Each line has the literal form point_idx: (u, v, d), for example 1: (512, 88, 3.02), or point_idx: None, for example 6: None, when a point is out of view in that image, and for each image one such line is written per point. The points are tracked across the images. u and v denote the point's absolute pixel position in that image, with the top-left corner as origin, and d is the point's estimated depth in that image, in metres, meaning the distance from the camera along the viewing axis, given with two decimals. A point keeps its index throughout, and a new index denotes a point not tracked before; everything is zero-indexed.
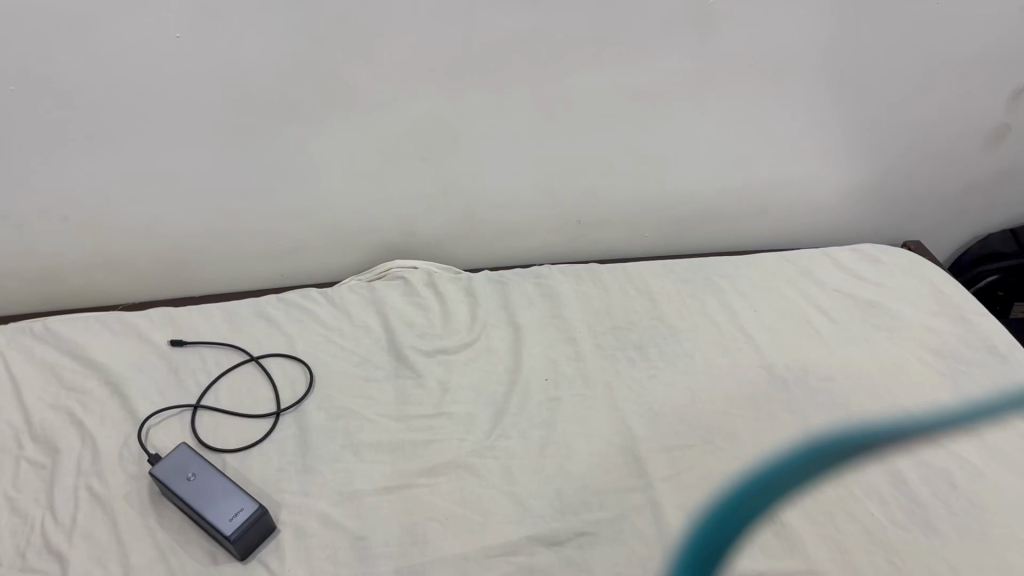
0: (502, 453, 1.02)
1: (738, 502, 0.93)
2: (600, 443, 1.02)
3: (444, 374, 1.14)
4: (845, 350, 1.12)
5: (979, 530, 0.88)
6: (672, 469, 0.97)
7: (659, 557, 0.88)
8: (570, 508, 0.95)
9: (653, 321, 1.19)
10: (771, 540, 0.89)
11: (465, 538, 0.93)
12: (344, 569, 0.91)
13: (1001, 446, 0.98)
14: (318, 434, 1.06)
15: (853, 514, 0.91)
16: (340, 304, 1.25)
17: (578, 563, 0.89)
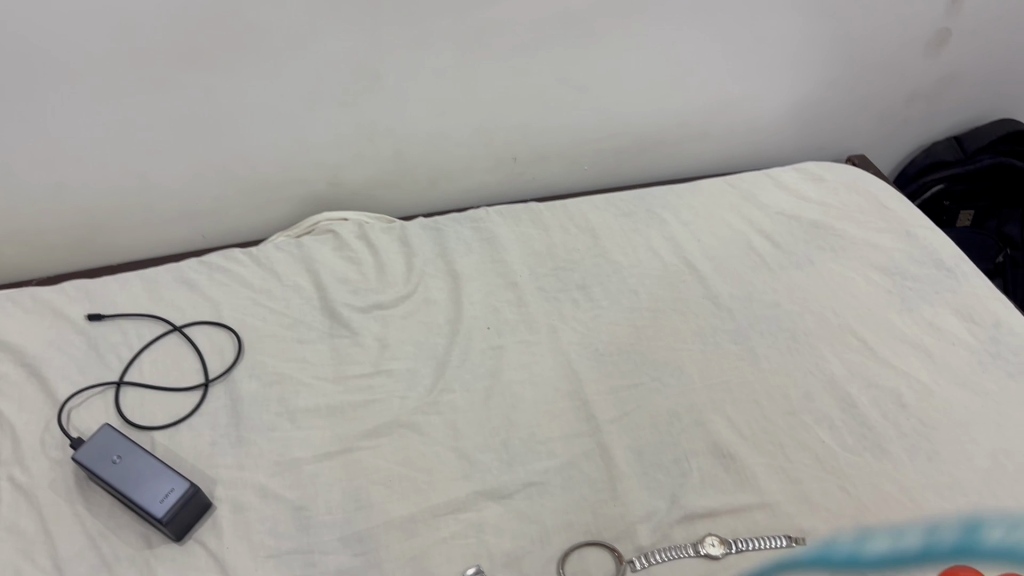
0: (445, 409, 0.98)
1: (687, 439, 0.91)
2: (546, 390, 0.98)
3: (381, 330, 1.08)
4: (791, 275, 1.09)
5: (929, 448, 0.87)
6: (621, 411, 0.94)
7: (611, 501, 0.86)
8: (517, 459, 0.91)
9: (595, 259, 1.14)
10: (721, 476, 0.87)
11: (411, 499, 0.89)
12: (286, 541, 0.87)
13: (949, 361, 0.96)
14: (250, 403, 1.00)
15: (803, 443, 0.89)
16: (267, 264, 1.18)
17: (528, 514, 0.86)
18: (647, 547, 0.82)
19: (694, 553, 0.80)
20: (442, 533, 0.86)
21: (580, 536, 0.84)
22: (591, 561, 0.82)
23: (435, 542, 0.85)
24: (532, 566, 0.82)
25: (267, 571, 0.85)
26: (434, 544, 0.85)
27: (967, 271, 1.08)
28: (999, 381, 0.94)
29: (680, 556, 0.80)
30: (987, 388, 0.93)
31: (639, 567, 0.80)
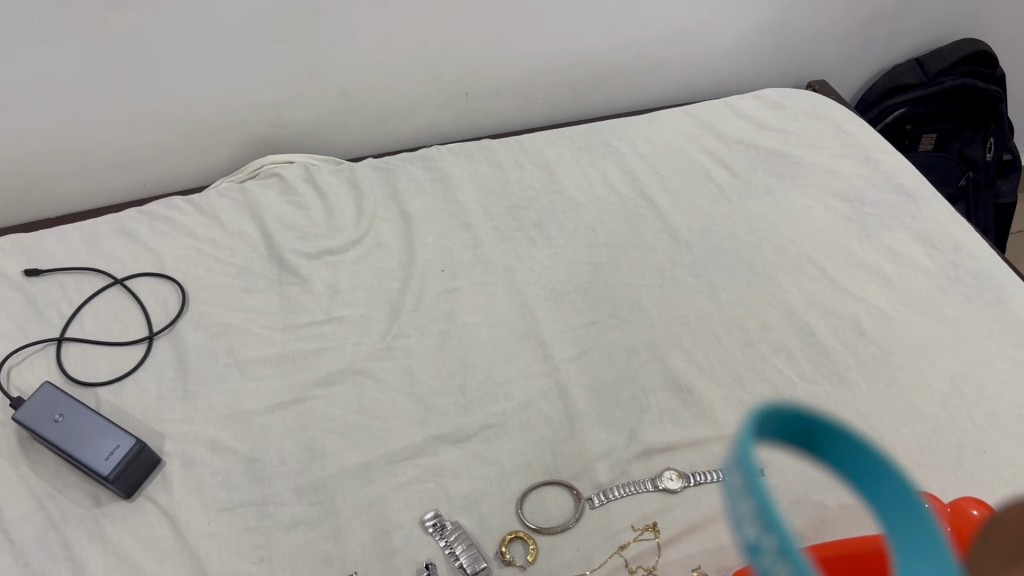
0: (399, 353, 0.95)
1: (645, 375, 0.89)
2: (502, 331, 0.96)
3: (331, 276, 1.05)
4: (751, 206, 1.07)
5: (887, 375, 0.86)
6: (578, 349, 0.93)
7: (569, 440, 0.85)
8: (474, 402, 0.89)
9: (551, 196, 1.11)
10: (679, 410, 0.86)
11: (366, 446, 0.87)
12: (238, 494, 0.85)
13: (908, 286, 0.95)
14: (197, 355, 0.97)
15: (762, 374, 0.88)
16: (211, 212, 1.13)
17: (486, 457, 0.85)
18: (606, 484, 0.81)
19: (653, 487, 0.80)
20: (399, 479, 0.84)
21: (539, 476, 0.83)
22: (549, 500, 0.81)
23: (391, 488, 0.84)
24: (490, 509, 0.81)
25: (221, 524, 0.83)
26: (390, 490, 0.83)
27: (926, 194, 1.07)
28: (959, 305, 0.92)
29: (638, 491, 0.80)
30: (945, 312, 0.92)
31: (598, 504, 0.80)
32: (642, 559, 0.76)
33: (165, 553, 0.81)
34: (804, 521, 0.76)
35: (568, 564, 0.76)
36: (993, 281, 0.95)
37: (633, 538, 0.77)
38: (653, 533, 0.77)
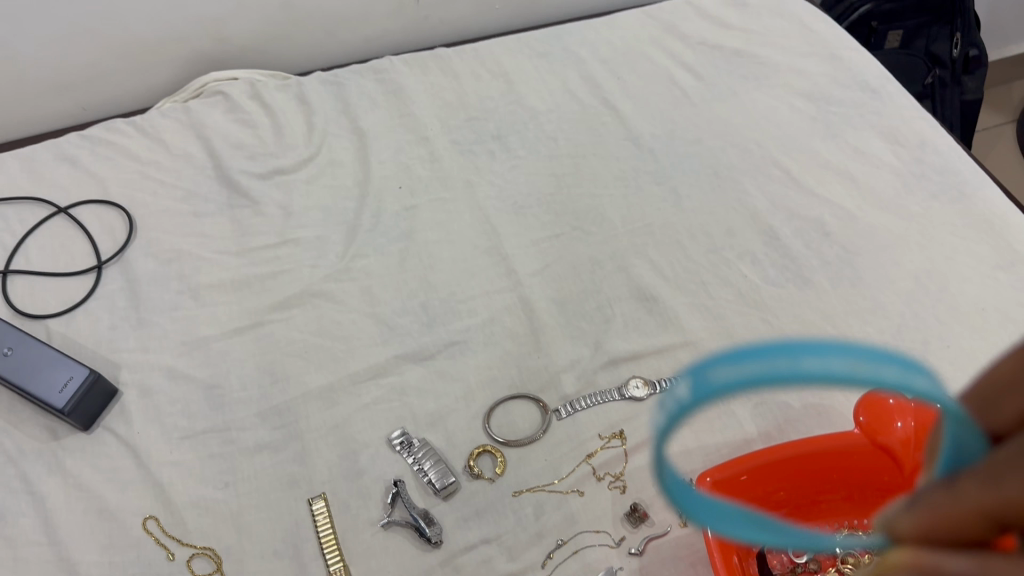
0: (358, 274, 0.92)
1: (610, 286, 0.88)
2: (464, 247, 0.93)
3: (284, 197, 1.01)
4: (714, 109, 1.04)
5: (851, 275, 0.86)
6: (541, 263, 0.91)
7: (534, 354, 0.84)
8: (437, 319, 0.88)
9: (509, 105, 1.07)
10: (644, 319, 0.85)
11: (328, 368, 0.85)
12: (200, 421, 0.83)
13: (873, 185, 0.94)
14: (149, 284, 0.94)
15: (726, 279, 0.87)
16: (154, 134, 1.08)
17: (451, 374, 0.84)
18: (572, 395, 0.81)
19: (620, 396, 0.80)
20: (364, 399, 0.83)
21: (505, 391, 0.82)
22: (516, 414, 0.81)
23: (356, 409, 0.82)
24: (457, 425, 0.81)
25: (184, 452, 0.82)
26: (355, 411, 0.82)
27: (892, 91, 1.05)
28: (924, 202, 0.91)
29: (606, 400, 0.80)
30: (910, 210, 0.91)
31: (565, 415, 0.79)
32: (609, 467, 0.76)
33: (128, 483, 0.80)
34: (770, 422, 0.76)
35: (537, 475, 0.77)
36: (958, 176, 0.94)
37: (600, 446, 0.77)
38: (620, 441, 0.77)
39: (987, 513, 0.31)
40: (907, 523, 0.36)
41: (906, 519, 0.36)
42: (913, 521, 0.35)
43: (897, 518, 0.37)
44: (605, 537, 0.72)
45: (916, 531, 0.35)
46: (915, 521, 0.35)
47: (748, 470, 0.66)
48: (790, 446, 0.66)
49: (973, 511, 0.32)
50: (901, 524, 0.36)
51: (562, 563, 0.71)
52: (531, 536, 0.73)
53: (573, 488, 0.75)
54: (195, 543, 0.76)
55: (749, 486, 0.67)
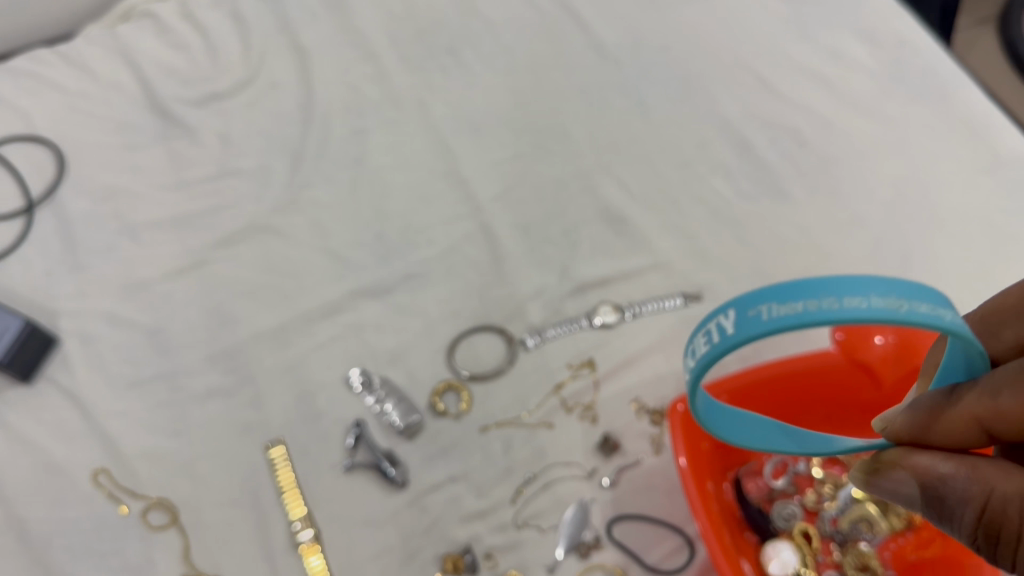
0: (307, 206, 0.86)
1: (576, 208, 0.83)
2: (419, 172, 0.87)
3: (223, 126, 0.93)
4: (682, 10, 0.97)
5: (827, 185, 0.81)
6: (502, 186, 0.85)
7: (498, 283, 0.79)
8: (393, 250, 0.82)
9: (462, 15, 0.99)
10: (612, 241, 0.81)
11: (279, 307, 0.80)
12: (147, 368, 0.78)
13: (849, 88, 0.88)
14: (84, 224, 0.87)
15: (697, 196, 0.82)
16: (80, 61, 0.98)
17: (410, 308, 0.79)
18: (539, 324, 0.77)
19: (589, 324, 0.76)
20: (319, 338, 0.78)
21: (469, 323, 0.78)
22: (481, 346, 0.76)
23: (311, 348, 0.78)
24: (419, 361, 0.76)
25: (131, 401, 0.77)
26: (310, 351, 0.78)
27: None
28: (902, 105, 0.86)
29: (574, 329, 0.76)
30: (888, 114, 0.86)
31: (532, 346, 0.75)
32: (579, 397, 0.72)
33: (74, 436, 0.75)
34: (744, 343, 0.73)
35: (504, 409, 0.73)
36: (938, 77, 0.88)
37: (569, 376, 0.74)
38: (591, 371, 0.73)
39: (981, 424, 0.38)
40: (907, 429, 0.42)
41: (903, 423, 0.43)
42: (914, 426, 0.42)
43: (897, 421, 0.43)
44: (576, 470, 0.69)
45: (916, 432, 0.42)
46: (914, 425, 0.42)
47: (729, 389, 0.63)
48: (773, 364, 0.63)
49: (965, 422, 0.39)
50: (899, 429, 0.43)
51: (533, 498, 0.69)
52: (500, 472, 0.70)
53: (543, 420, 0.72)
54: (150, 495, 0.72)
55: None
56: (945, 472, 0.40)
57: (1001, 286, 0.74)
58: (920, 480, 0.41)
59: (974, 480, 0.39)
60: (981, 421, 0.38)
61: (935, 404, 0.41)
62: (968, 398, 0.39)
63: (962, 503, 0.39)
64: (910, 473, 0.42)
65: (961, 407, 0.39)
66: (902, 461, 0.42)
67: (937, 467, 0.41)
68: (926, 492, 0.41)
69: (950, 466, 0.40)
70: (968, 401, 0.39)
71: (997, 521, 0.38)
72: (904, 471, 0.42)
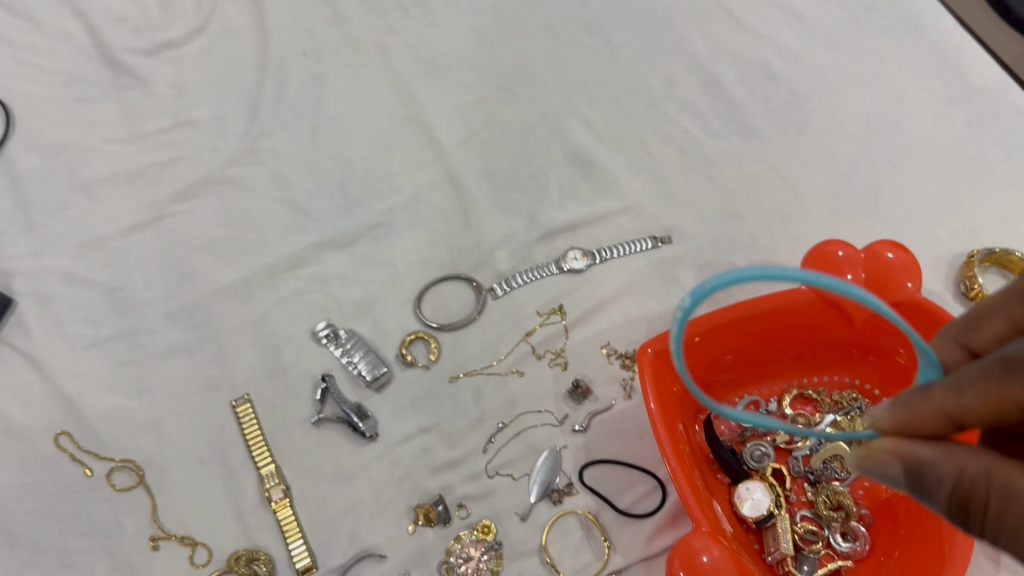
0: (266, 156, 0.83)
1: (543, 151, 0.81)
2: (380, 118, 0.84)
3: (176, 75, 0.89)
4: None
5: (798, 121, 0.80)
6: (466, 131, 0.82)
7: (464, 231, 0.77)
8: (355, 200, 0.80)
9: None
10: (581, 184, 0.79)
11: (240, 262, 0.78)
12: (106, 327, 0.76)
13: (820, 21, 0.86)
14: (35, 181, 0.83)
15: (667, 136, 0.80)
16: (23, 11, 0.93)
17: (375, 259, 0.77)
18: (507, 272, 0.75)
19: (559, 270, 0.74)
20: (282, 292, 0.76)
21: (436, 273, 0.76)
22: (449, 295, 0.75)
23: (274, 303, 0.76)
24: (385, 312, 0.74)
25: (91, 362, 0.75)
26: (274, 306, 0.76)
27: None
28: (874, 37, 0.84)
29: (543, 275, 0.74)
30: (860, 46, 0.84)
31: (500, 294, 0.74)
32: (549, 343, 0.71)
33: (34, 400, 0.73)
34: None
35: (473, 358, 0.72)
36: (912, 6, 0.86)
37: (539, 323, 0.72)
38: (560, 317, 0.72)
39: (951, 417, 0.36)
40: (889, 423, 0.40)
41: (887, 418, 0.40)
42: (895, 421, 0.40)
43: (881, 415, 0.41)
44: (548, 417, 0.69)
45: (897, 427, 0.39)
46: (895, 420, 0.39)
47: (702, 331, 0.62)
48: (745, 306, 0.62)
49: (937, 414, 0.37)
50: (883, 423, 0.40)
51: (504, 446, 0.68)
52: (470, 422, 0.69)
53: (513, 368, 0.71)
54: (115, 457, 0.71)
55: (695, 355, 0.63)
56: (924, 457, 0.38)
57: (973, 218, 0.73)
58: (904, 463, 0.39)
59: (951, 461, 0.37)
60: (951, 414, 0.36)
61: (913, 397, 0.39)
62: (938, 392, 0.37)
63: (939, 485, 0.37)
64: (892, 454, 0.40)
65: (932, 400, 0.37)
66: (887, 444, 0.40)
67: (917, 451, 0.39)
68: (911, 478, 0.39)
69: (930, 451, 0.38)
70: (939, 395, 0.36)
71: (977, 502, 0.36)
72: (887, 453, 0.40)
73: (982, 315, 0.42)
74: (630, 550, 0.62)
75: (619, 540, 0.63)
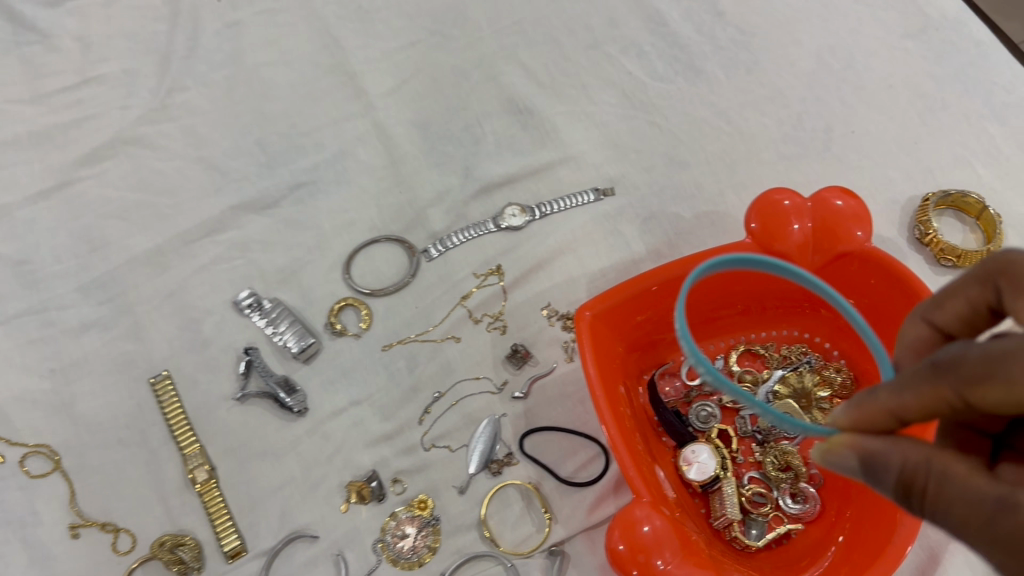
0: (179, 112, 0.77)
1: (477, 100, 0.76)
2: (302, 68, 0.78)
3: (79, 26, 0.81)
4: None
5: (748, 60, 0.75)
6: (395, 80, 0.77)
7: (395, 189, 0.72)
8: (277, 158, 0.74)
9: None
10: (519, 136, 0.74)
11: (156, 229, 0.72)
12: (12, 304, 0.70)
13: None
14: None
15: (608, 80, 0.75)
16: None
17: (300, 221, 0.72)
18: (441, 232, 0.70)
19: (496, 228, 0.70)
20: (201, 260, 0.71)
21: (365, 235, 0.71)
22: (380, 259, 0.70)
23: (192, 272, 0.70)
24: (312, 279, 0.70)
25: None
26: (192, 275, 0.70)
27: None
28: None
29: (480, 234, 0.70)
30: None
31: (435, 255, 0.69)
32: (487, 307, 0.67)
33: None
34: (658, 238, 0.68)
35: (407, 324, 0.67)
36: None
37: (476, 286, 0.68)
38: (498, 278, 0.68)
39: (895, 415, 0.33)
40: (845, 418, 0.35)
41: (843, 416, 0.36)
42: (850, 417, 0.35)
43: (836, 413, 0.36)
44: (486, 384, 0.65)
45: (853, 424, 0.35)
46: (850, 417, 0.35)
47: (660, 280, 0.58)
48: (695, 260, 0.58)
49: (881, 413, 0.34)
50: (839, 419, 0.36)
51: (441, 417, 0.64)
52: (404, 392, 0.65)
53: (448, 334, 0.67)
54: (27, 442, 0.66)
55: (636, 313, 0.60)
56: (874, 448, 0.34)
57: (929, 158, 0.69)
58: (859, 455, 0.34)
59: (898, 451, 0.34)
60: (895, 412, 0.33)
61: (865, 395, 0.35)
62: (883, 389, 0.33)
63: (886, 473, 0.34)
64: (847, 447, 0.35)
65: (876, 399, 0.34)
66: (845, 439, 0.35)
67: (870, 444, 0.34)
68: (868, 474, 0.34)
69: (878, 441, 0.34)
70: (883, 394, 0.33)
71: (923, 488, 0.33)
72: (845, 447, 0.35)
73: (948, 292, 0.38)
74: (572, 520, 0.59)
75: (561, 511, 0.60)
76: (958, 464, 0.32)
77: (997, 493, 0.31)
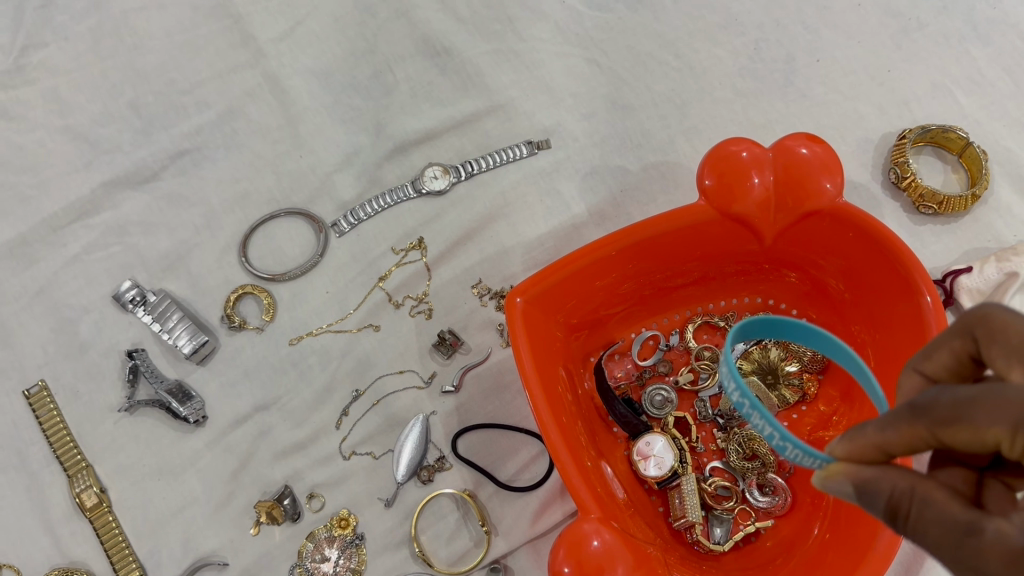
0: (37, 74, 0.63)
1: (387, 41, 0.65)
2: (178, 12, 0.65)
3: None
4: None
5: None
6: (288, 20, 0.65)
7: (295, 152, 0.62)
8: (155, 122, 0.63)
9: None
10: (437, 82, 0.64)
11: (17, 215, 0.61)
12: None
13: None
14: None
15: (538, 10, 0.64)
16: None
17: (186, 197, 0.61)
18: (351, 202, 0.61)
19: (415, 194, 0.61)
20: (72, 250, 0.61)
21: (264, 209, 0.61)
22: (282, 236, 0.60)
23: (63, 264, 0.60)
24: (203, 265, 0.60)
25: None
26: (63, 267, 0.60)
27: None
28: None
29: (398, 201, 0.61)
30: None
31: (346, 230, 0.60)
32: (408, 288, 0.59)
33: None
34: (600, 197, 0.60)
35: (317, 313, 0.58)
36: None
37: (395, 263, 0.59)
38: (420, 253, 0.59)
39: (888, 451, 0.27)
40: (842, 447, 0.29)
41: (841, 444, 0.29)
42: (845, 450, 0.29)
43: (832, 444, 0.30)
44: (411, 378, 0.57)
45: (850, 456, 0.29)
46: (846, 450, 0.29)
47: (617, 245, 0.49)
48: (650, 224, 0.50)
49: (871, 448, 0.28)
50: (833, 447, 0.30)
51: (361, 419, 0.56)
52: (317, 393, 0.57)
53: (365, 322, 0.58)
54: None
55: (594, 280, 0.51)
56: (869, 476, 0.27)
57: (904, 88, 0.61)
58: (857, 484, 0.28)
59: (889, 477, 0.27)
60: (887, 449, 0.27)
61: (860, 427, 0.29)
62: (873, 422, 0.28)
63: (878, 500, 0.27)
64: (846, 475, 0.28)
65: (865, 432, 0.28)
66: (840, 466, 0.29)
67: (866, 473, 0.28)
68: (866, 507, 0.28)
69: (875, 469, 0.27)
70: (871, 427, 0.28)
71: (908, 514, 0.26)
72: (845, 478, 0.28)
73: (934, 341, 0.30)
74: (514, 533, 0.53)
75: (501, 522, 0.53)
76: (943, 490, 0.26)
77: (976, 518, 0.25)
